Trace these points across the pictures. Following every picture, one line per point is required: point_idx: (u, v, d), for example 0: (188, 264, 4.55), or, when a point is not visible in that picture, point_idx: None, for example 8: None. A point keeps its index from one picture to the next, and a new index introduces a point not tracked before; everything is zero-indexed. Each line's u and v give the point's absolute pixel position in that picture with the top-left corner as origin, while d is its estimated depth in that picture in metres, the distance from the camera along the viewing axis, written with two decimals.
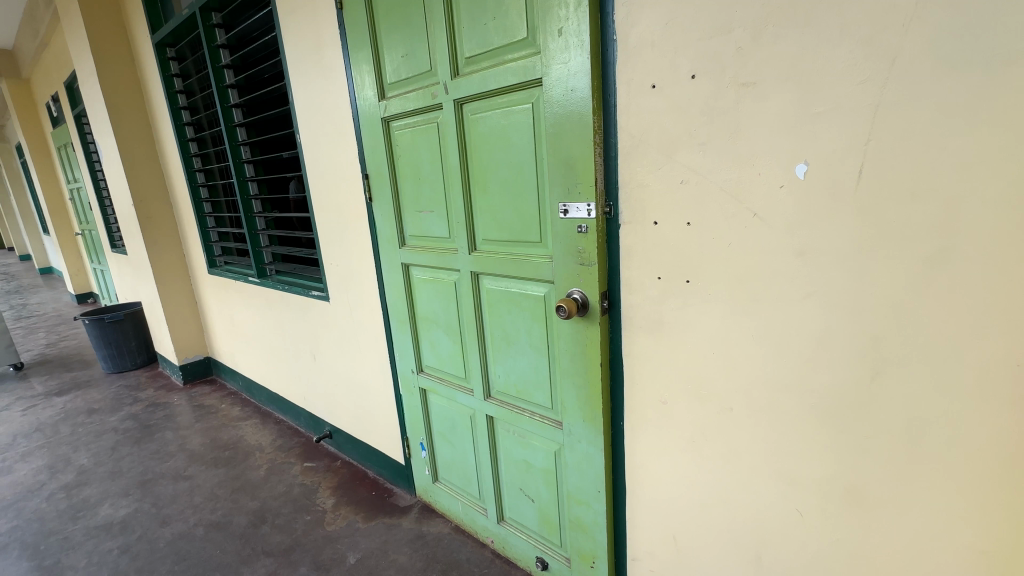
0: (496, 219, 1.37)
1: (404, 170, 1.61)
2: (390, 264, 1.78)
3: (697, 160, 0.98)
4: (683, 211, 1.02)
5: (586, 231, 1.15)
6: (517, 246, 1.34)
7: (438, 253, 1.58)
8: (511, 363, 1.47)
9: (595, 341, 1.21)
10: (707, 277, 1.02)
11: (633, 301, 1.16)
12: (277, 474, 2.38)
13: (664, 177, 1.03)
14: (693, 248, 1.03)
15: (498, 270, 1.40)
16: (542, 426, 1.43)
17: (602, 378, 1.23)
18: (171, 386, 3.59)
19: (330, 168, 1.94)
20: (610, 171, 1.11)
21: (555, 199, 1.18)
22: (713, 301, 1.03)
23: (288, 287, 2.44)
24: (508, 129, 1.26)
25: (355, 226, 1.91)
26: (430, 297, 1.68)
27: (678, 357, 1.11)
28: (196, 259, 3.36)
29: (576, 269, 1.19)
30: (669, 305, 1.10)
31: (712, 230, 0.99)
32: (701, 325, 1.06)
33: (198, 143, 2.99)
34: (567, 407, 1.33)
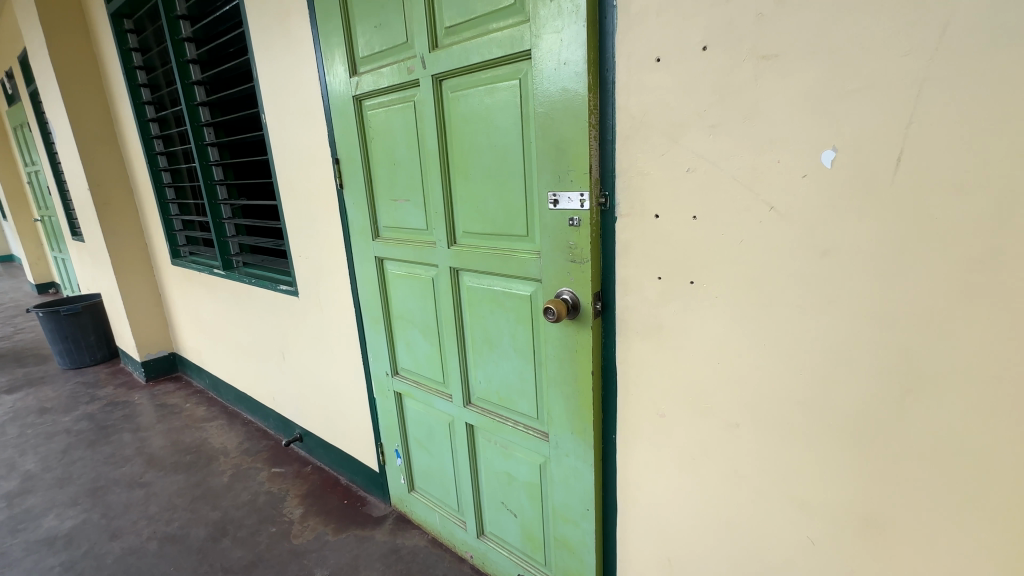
0: (478, 209, 1.23)
1: (378, 154, 1.47)
2: (363, 257, 1.63)
3: (705, 147, 0.86)
4: (687, 205, 0.90)
5: (579, 224, 1.02)
6: (501, 239, 1.21)
7: (414, 246, 1.44)
8: (492, 368, 1.34)
9: (586, 347, 1.09)
10: (714, 279, 0.91)
11: (629, 304, 1.04)
12: (241, 481, 2.22)
13: (666, 167, 0.91)
14: (699, 245, 0.91)
15: (479, 267, 1.27)
16: (526, 437, 1.31)
17: (594, 387, 1.11)
18: (133, 384, 3.38)
19: (299, 152, 1.78)
20: (607, 158, 0.99)
21: (544, 188, 1.06)
22: (719, 305, 0.92)
23: (255, 280, 2.27)
24: (492, 109, 1.13)
25: (326, 217, 1.75)
26: (405, 294, 1.54)
27: (678, 366, 1.00)
28: (159, 249, 3.15)
29: (567, 267, 1.07)
30: (669, 310, 0.98)
31: (722, 227, 0.88)
32: (704, 332, 0.95)
33: (159, 123, 2.78)
34: (554, 417, 1.21)
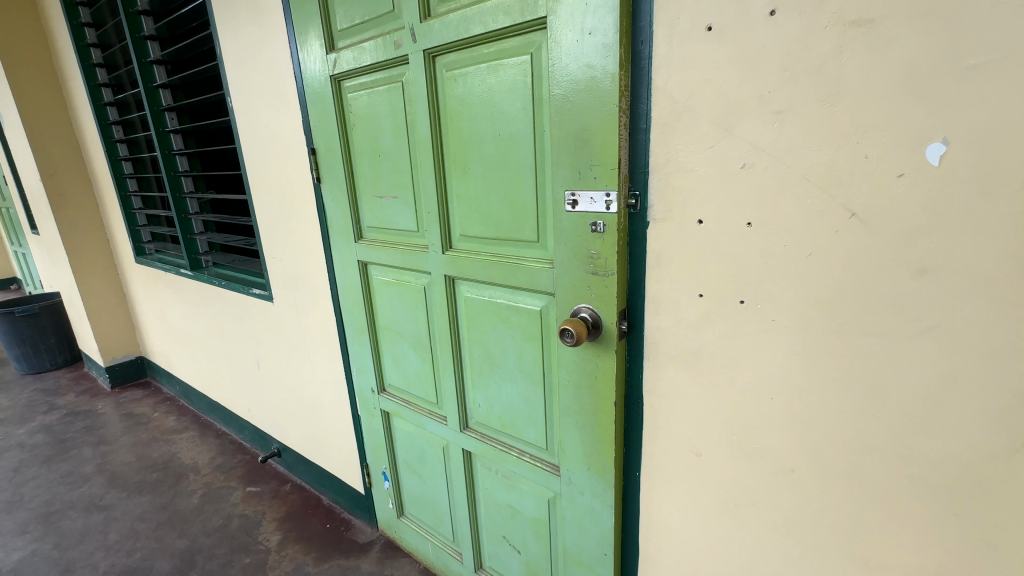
0: (479, 209, 1.06)
1: (361, 144, 1.28)
2: (344, 261, 1.45)
3: (768, 138, 0.70)
4: (740, 210, 0.74)
5: (603, 230, 0.85)
6: (505, 245, 1.04)
7: (403, 250, 1.26)
8: (494, 391, 1.18)
9: (609, 374, 0.93)
10: (771, 298, 0.75)
11: (661, 324, 0.88)
12: (213, 502, 2.03)
13: (715, 163, 0.75)
14: (754, 258, 0.75)
15: (479, 276, 1.09)
16: (533, 469, 1.15)
17: (617, 419, 0.95)
18: (97, 390, 3.13)
19: (269, 141, 1.57)
20: (639, 150, 0.82)
21: (560, 186, 0.88)
22: (776, 330, 0.76)
23: (224, 283, 2.06)
24: (496, 91, 0.95)
25: (301, 215, 1.55)
26: (394, 304, 1.36)
27: (721, 400, 0.85)
28: (121, 246, 2.89)
29: (587, 279, 0.90)
30: (712, 334, 0.82)
31: (784, 236, 0.71)
32: (755, 361, 0.79)
33: (118, 108, 2.53)
34: (567, 450, 1.05)
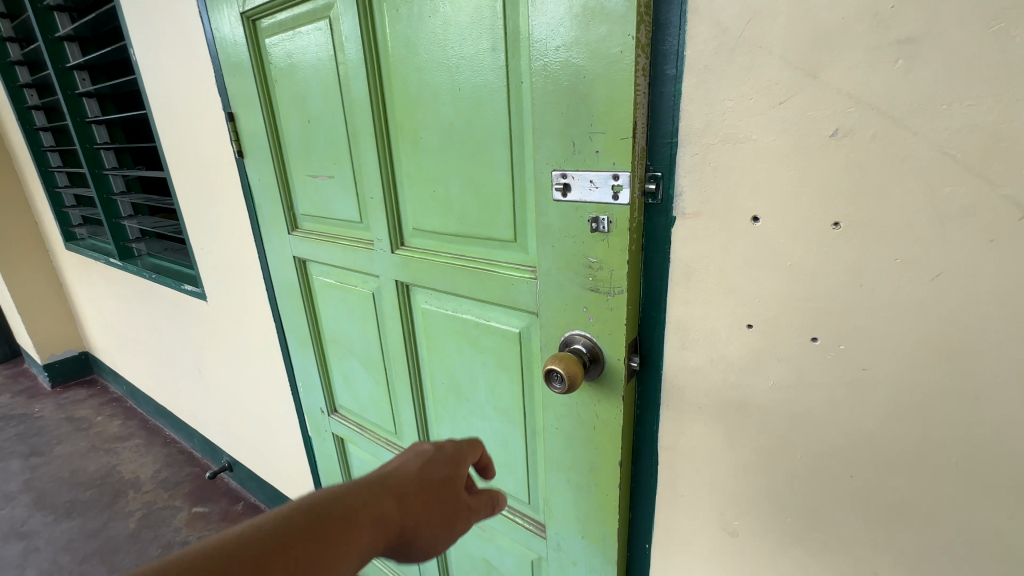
0: (435, 194, 0.78)
1: (286, 107, 0.98)
2: (279, 257, 1.17)
3: (883, 89, 0.43)
4: (823, 203, 0.48)
5: (608, 229, 0.59)
6: (471, 244, 0.77)
7: (344, 247, 0.98)
8: (463, 428, 0.93)
9: (614, 424, 0.68)
10: (861, 337, 0.50)
11: (686, 361, 0.62)
12: (151, 526, 1.78)
13: (786, 130, 0.48)
14: (840, 277, 0.49)
15: (439, 284, 0.83)
16: (512, 526, 0.91)
17: (622, 481, 0.71)
18: (36, 390, 2.83)
19: (182, 105, 1.25)
20: (664, 112, 0.55)
21: (545, 163, 0.61)
22: (864, 382, 0.51)
23: (155, 276, 1.75)
24: (451, 25, 0.66)
25: (226, 199, 1.25)
26: (338, 311, 1.09)
27: (770, 470, 0.60)
28: (50, 229, 2.54)
29: (583, 297, 0.64)
30: (763, 381, 0.57)
31: (894, 247, 0.46)
32: (828, 423, 0.55)
33: (29, 67, 2.15)
34: (555, 511, 0.81)
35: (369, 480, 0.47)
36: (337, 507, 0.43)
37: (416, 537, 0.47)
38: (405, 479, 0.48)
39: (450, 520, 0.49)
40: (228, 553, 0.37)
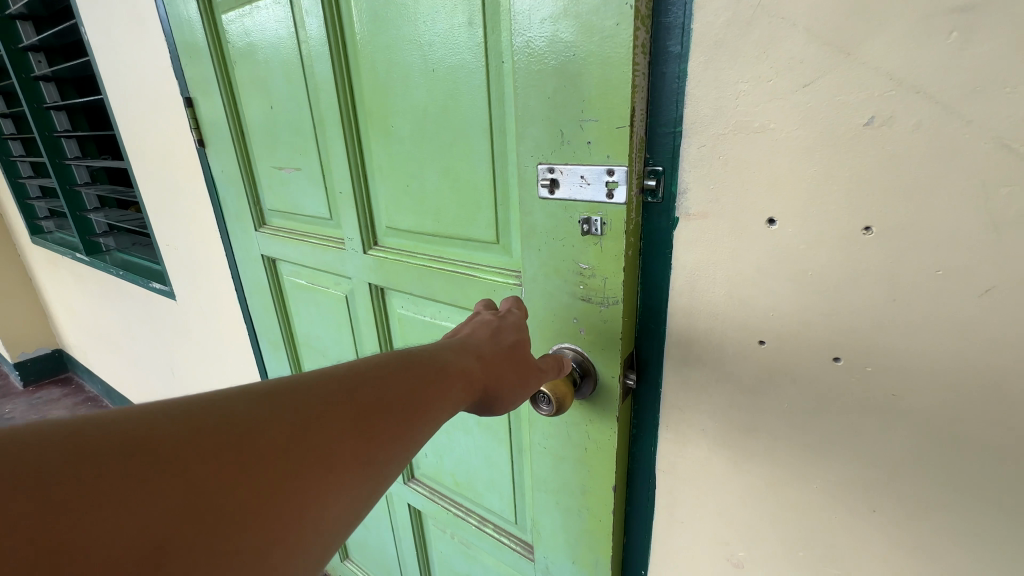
0: (409, 188, 0.70)
1: (247, 90, 0.89)
2: (247, 255, 1.08)
3: (931, 69, 0.36)
4: (852, 206, 0.41)
5: (601, 231, 0.51)
6: (450, 244, 0.69)
7: (314, 245, 0.90)
8: (445, 441, 0.86)
9: (607, 445, 0.61)
10: (892, 358, 0.43)
11: (688, 379, 0.56)
12: None
13: (811, 119, 0.41)
14: (869, 290, 0.42)
15: (416, 288, 0.75)
16: (498, 546, 0.85)
17: (616, 506, 0.65)
18: (8, 390, 2.72)
19: (138, 88, 1.15)
20: (666, 97, 0.47)
21: (530, 156, 0.53)
22: (894, 408, 0.45)
23: (122, 273, 1.65)
24: None
25: (189, 193, 1.16)
26: (311, 314, 1.01)
27: (782, 500, 0.54)
28: (16, 222, 2.42)
29: (573, 307, 0.57)
30: (775, 403, 0.51)
31: (937, 256, 0.39)
32: (849, 452, 0.49)
33: None
34: (543, 534, 0.74)
35: (457, 342, 0.44)
36: (430, 359, 0.40)
37: (504, 396, 0.45)
38: (480, 341, 0.45)
39: (528, 379, 0.48)
40: (340, 394, 0.33)
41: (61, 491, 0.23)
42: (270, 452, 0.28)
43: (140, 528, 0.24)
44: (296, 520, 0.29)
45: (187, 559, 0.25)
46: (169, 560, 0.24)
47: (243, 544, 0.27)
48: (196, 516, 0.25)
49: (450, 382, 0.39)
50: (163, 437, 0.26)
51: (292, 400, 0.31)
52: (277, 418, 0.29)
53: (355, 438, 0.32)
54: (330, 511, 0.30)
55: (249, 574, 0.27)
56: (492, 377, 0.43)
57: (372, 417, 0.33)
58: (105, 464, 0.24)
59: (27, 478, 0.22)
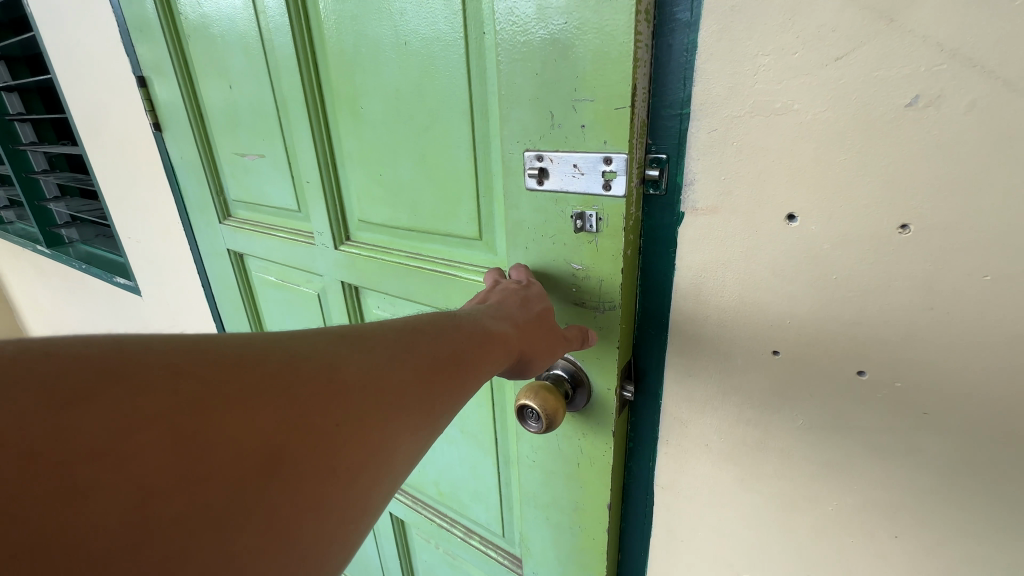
0: (383, 177, 0.63)
1: (203, 67, 0.80)
2: (212, 249, 1.00)
3: (992, 38, 0.30)
4: (886, 201, 0.35)
5: (597, 227, 0.45)
6: (428, 239, 0.63)
7: (282, 239, 0.83)
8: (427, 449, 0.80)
9: (601, 460, 0.56)
10: (924, 374, 0.38)
11: (690, 389, 0.51)
12: None
13: (842, 100, 0.35)
14: (902, 298, 0.37)
15: (392, 287, 0.69)
16: (484, 559, 0.80)
17: (611, 524, 0.60)
18: None
19: (87, 66, 1.05)
20: (670, 74, 0.41)
21: (515, 141, 0.47)
22: (925, 428, 0.40)
23: (85, 266, 1.56)
24: None
25: (148, 181, 1.07)
26: (282, 313, 0.94)
27: (792, 521, 0.49)
28: None
29: (565, 311, 0.51)
30: (788, 419, 0.46)
31: (985, 260, 0.34)
32: (870, 474, 0.44)
33: None
34: (532, 551, 0.69)
35: (489, 307, 0.43)
36: (474, 320, 0.40)
37: (536, 362, 0.43)
38: (516, 304, 0.44)
39: (555, 347, 0.45)
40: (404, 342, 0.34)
41: (194, 391, 0.24)
42: (361, 379, 0.30)
43: (259, 432, 0.25)
44: (380, 450, 0.29)
45: (297, 468, 0.26)
46: (281, 467, 0.25)
47: (342, 460, 0.28)
48: (302, 429, 0.26)
49: (498, 340, 0.39)
50: (270, 357, 0.28)
51: (370, 341, 0.32)
52: (361, 353, 0.31)
53: (422, 380, 0.33)
54: (405, 445, 0.31)
55: (339, 496, 0.27)
56: (538, 338, 0.43)
57: (439, 363, 0.34)
58: (231, 372, 0.25)
59: (166, 379, 0.24)
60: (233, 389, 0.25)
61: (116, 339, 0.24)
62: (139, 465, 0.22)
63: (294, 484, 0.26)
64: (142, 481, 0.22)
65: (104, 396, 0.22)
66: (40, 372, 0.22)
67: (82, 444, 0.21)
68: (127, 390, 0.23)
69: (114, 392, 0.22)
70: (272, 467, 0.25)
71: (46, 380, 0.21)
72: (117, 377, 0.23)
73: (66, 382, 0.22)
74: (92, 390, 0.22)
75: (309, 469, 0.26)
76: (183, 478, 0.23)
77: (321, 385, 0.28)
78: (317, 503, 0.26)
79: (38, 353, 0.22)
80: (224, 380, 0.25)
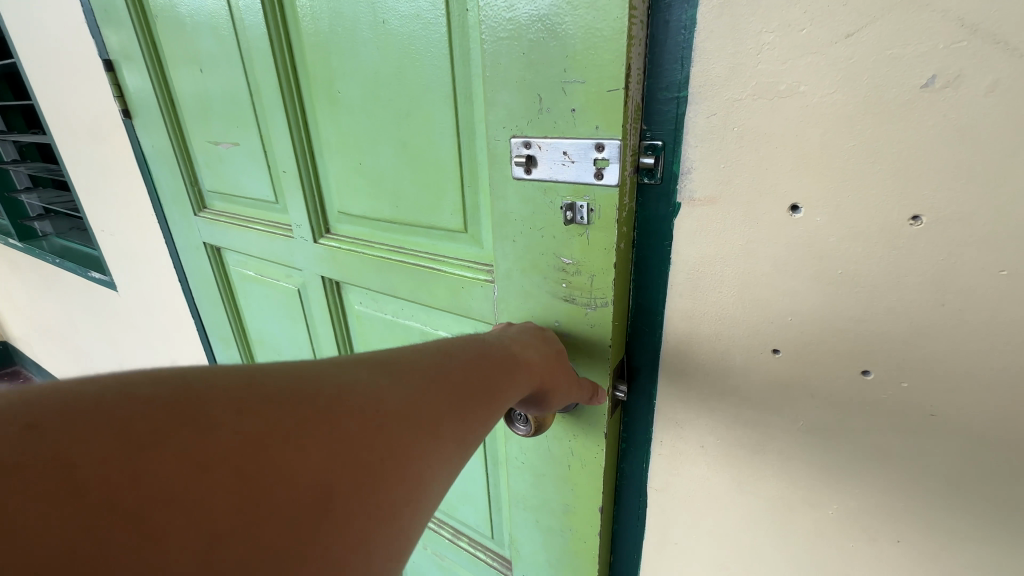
0: (363, 168, 0.60)
1: (173, 50, 0.76)
2: (188, 242, 0.96)
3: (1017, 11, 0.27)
4: (897, 190, 0.33)
5: (588, 219, 0.42)
6: (412, 233, 0.60)
7: (260, 232, 0.79)
8: None
9: (593, 463, 0.54)
10: (933, 374, 0.36)
11: (685, 389, 0.48)
12: None
13: (852, 81, 0.32)
14: (911, 294, 0.35)
15: (374, 283, 0.66)
16: (473, 561, 0.78)
17: (602, 527, 0.58)
18: None
19: (52, 50, 1.00)
20: (668, 54, 0.38)
21: (501, 127, 0.44)
22: (932, 431, 0.38)
23: (58, 261, 1.51)
24: None
25: (120, 171, 1.02)
26: (262, 309, 0.91)
27: (791, 525, 0.48)
28: None
29: (555, 308, 0.48)
30: (788, 420, 0.44)
31: (1002, 254, 0.31)
32: (873, 478, 0.42)
33: None
34: (521, 554, 0.67)
35: (511, 334, 0.43)
36: (500, 345, 0.39)
37: (557, 395, 0.43)
38: (532, 332, 0.44)
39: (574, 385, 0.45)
40: (439, 367, 0.32)
41: (256, 426, 0.23)
42: (403, 409, 0.28)
43: (315, 467, 0.23)
44: (423, 483, 0.28)
45: (352, 503, 0.24)
46: (335, 505, 0.24)
47: (392, 494, 0.26)
48: (353, 463, 0.25)
49: (515, 365, 0.38)
50: (321, 385, 0.26)
51: (406, 367, 0.31)
52: (399, 379, 0.29)
53: (457, 406, 0.31)
54: (445, 474, 0.30)
55: (390, 531, 0.26)
56: (549, 359, 0.42)
57: (466, 389, 0.33)
58: (289, 404, 0.24)
59: (229, 414, 0.22)
60: (286, 424, 0.23)
61: (175, 372, 0.23)
62: (204, 507, 0.20)
63: (350, 519, 0.24)
64: (207, 524, 0.20)
65: (161, 434, 0.20)
66: (92, 412, 0.20)
67: (148, 487, 0.19)
68: (196, 428, 0.21)
69: (182, 431, 0.21)
70: (329, 504, 0.24)
71: (97, 421, 0.20)
72: (171, 413, 0.21)
73: (120, 419, 0.20)
74: (159, 428, 0.21)
75: (366, 504, 0.25)
76: (245, 518, 0.21)
77: (371, 415, 0.27)
78: (371, 539, 0.25)
79: (105, 392, 0.21)
80: (275, 414, 0.23)
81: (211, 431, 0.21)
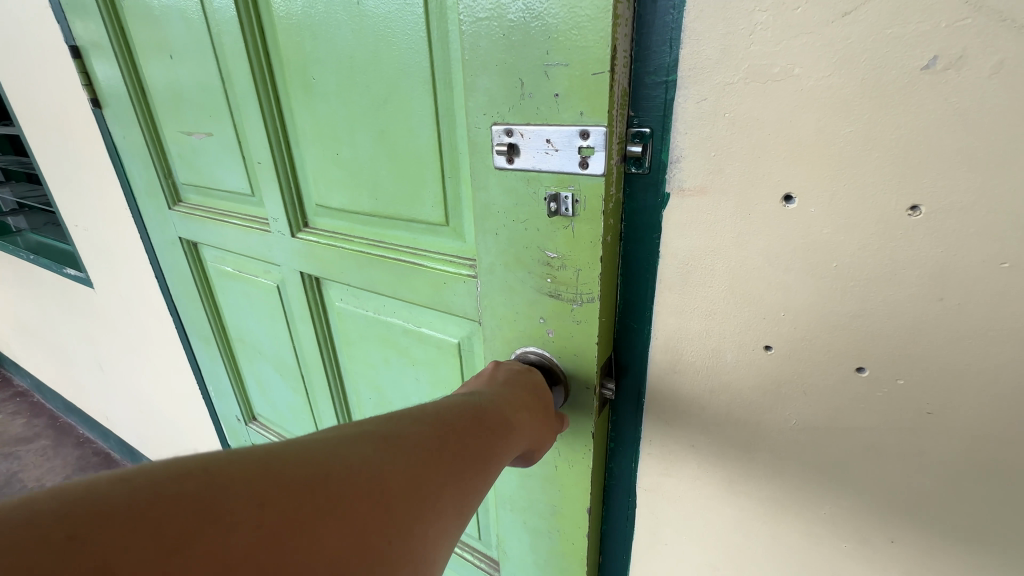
0: (341, 160, 0.57)
1: (141, 35, 0.72)
2: (164, 238, 0.93)
3: None
4: (895, 178, 0.31)
5: (574, 211, 0.40)
6: (393, 227, 0.57)
7: (237, 226, 0.76)
8: None
9: (580, 464, 0.52)
10: (930, 370, 0.35)
11: (674, 387, 0.47)
12: None
13: (849, 63, 0.30)
14: (909, 287, 0.33)
15: (355, 279, 0.63)
16: (460, 562, 0.76)
17: (591, 529, 0.56)
18: None
19: (16, 36, 0.95)
20: (655, 36, 0.36)
21: (481, 114, 0.42)
22: (928, 429, 0.37)
23: (33, 257, 1.47)
24: None
25: (91, 163, 0.98)
26: (241, 306, 0.88)
27: (783, 526, 0.46)
28: None
29: (540, 304, 0.46)
30: (780, 419, 0.42)
31: (1003, 246, 0.30)
32: (867, 477, 0.40)
33: None
34: (509, 556, 0.66)
35: (515, 378, 0.42)
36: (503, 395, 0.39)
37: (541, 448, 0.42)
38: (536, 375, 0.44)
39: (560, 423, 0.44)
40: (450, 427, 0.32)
41: (278, 518, 0.22)
42: (418, 485, 0.27)
43: (334, 557, 0.23)
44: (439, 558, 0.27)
45: None
46: None
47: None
48: (367, 552, 0.24)
49: (518, 427, 0.37)
50: (339, 464, 0.25)
51: (419, 432, 0.30)
52: (413, 452, 0.28)
53: (470, 470, 0.31)
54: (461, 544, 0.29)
55: None
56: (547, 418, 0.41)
57: (477, 457, 0.32)
58: (308, 491, 0.24)
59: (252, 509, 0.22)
60: (302, 516, 0.23)
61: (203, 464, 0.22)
62: None
63: None
64: None
65: (182, 538, 0.20)
66: (123, 519, 0.20)
67: None
68: (219, 526, 0.21)
69: (207, 530, 0.21)
70: None
71: (130, 526, 0.20)
72: (197, 513, 0.21)
73: (142, 524, 0.20)
74: (186, 531, 0.20)
75: None
76: None
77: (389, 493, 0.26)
78: None
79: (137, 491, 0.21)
80: (291, 505, 0.23)
81: (230, 531, 0.21)
